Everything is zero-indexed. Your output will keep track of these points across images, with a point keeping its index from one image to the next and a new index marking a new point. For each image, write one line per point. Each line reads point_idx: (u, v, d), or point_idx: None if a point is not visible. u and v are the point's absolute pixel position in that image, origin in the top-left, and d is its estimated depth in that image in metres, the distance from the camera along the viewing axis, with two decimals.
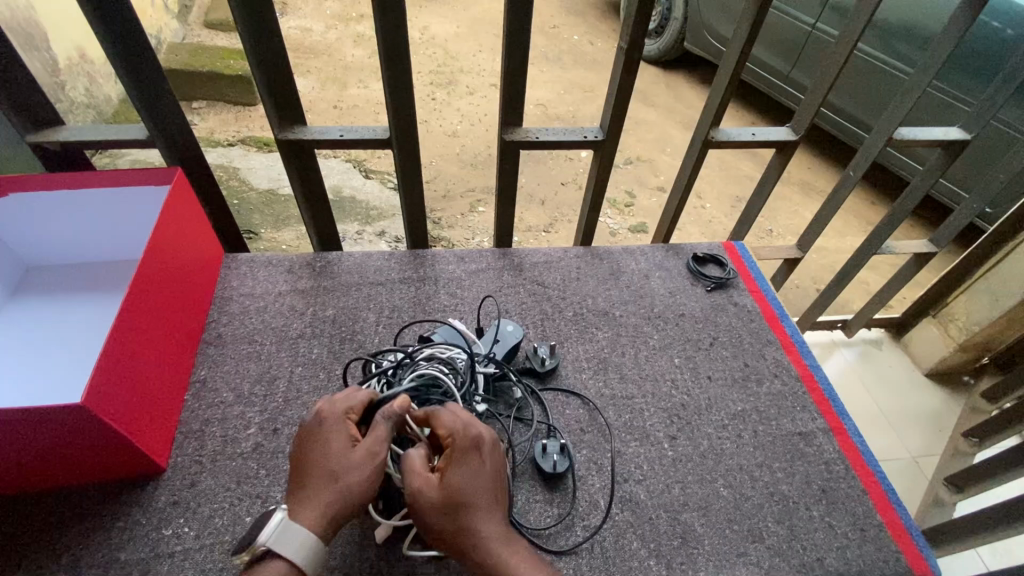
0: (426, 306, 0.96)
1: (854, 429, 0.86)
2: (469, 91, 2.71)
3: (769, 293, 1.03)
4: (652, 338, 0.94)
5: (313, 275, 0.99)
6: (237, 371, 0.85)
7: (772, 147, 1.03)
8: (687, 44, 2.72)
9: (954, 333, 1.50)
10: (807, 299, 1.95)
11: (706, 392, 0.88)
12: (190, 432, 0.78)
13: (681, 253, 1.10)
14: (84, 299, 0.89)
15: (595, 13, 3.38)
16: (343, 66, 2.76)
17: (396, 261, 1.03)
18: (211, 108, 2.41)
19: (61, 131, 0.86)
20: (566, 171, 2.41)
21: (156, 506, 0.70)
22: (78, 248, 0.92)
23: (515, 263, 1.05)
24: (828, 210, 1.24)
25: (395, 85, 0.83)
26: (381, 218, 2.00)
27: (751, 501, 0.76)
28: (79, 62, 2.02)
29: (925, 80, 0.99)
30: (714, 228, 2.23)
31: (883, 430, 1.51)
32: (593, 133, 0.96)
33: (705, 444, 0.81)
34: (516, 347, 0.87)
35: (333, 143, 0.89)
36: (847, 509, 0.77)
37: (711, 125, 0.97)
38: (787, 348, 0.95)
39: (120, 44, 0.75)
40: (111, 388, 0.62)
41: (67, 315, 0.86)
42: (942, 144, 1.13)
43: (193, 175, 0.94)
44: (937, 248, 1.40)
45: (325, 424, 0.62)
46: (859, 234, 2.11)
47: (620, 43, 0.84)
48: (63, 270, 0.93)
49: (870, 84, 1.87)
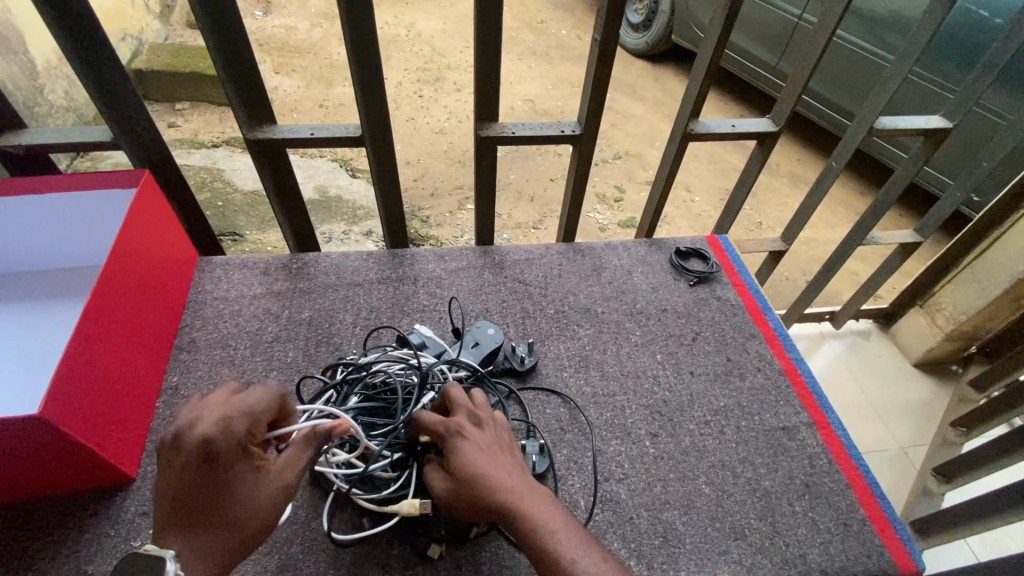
0: (405, 306, 0.95)
1: (838, 422, 0.85)
2: (456, 88, 2.69)
3: (752, 286, 1.02)
4: (634, 334, 0.93)
5: (289, 277, 0.97)
6: (209, 377, 0.83)
7: (753, 139, 1.01)
8: (674, 37, 2.70)
9: (941, 322, 1.50)
10: (797, 291, 1.94)
11: (689, 388, 0.87)
12: (161, 440, 0.76)
13: (663, 248, 1.08)
14: (52, 307, 0.87)
15: (582, 7, 3.36)
16: (329, 64, 2.73)
17: (374, 261, 1.02)
18: (195, 108, 2.37)
19: (23, 134, 0.83)
20: (555, 167, 2.40)
21: (125, 517, 0.68)
22: (43, 253, 0.90)
23: (496, 261, 1.04)
24: (812, 202, 1.23)
25: (364, 81, 0.81)
26: (368, 218, 1.99)
27: (733, 498, 0.75)
28: (58, 64, 1.99)
29: (904, 68, 0.97)
30: (703, 221, 2.22)
31: (872, 421, 1.51)
32: (571, 127, 0.94)
33: (687, 441, 0.80)
34: (494, 351, 0.85)
35: (304, 142, 0.87)
36: (830, 503, 0.76)
37: (690, 116, 0.95)
38: (771, 341, 0.95)
39: (78, 44, 0.72)
40: (71, 399, 0.60)
41: (34, 325, 0.84)
42: (925, 133, 1.11)
43: (162, 177, 0.92)
44: (922, 238, 1.39)
45: (244, 432, 0.54)
46: (848, 225, 2.10)
47: (595, 35, 0.82)
48: (32, 276, 0.91)
49: (856, 75, 1.86)
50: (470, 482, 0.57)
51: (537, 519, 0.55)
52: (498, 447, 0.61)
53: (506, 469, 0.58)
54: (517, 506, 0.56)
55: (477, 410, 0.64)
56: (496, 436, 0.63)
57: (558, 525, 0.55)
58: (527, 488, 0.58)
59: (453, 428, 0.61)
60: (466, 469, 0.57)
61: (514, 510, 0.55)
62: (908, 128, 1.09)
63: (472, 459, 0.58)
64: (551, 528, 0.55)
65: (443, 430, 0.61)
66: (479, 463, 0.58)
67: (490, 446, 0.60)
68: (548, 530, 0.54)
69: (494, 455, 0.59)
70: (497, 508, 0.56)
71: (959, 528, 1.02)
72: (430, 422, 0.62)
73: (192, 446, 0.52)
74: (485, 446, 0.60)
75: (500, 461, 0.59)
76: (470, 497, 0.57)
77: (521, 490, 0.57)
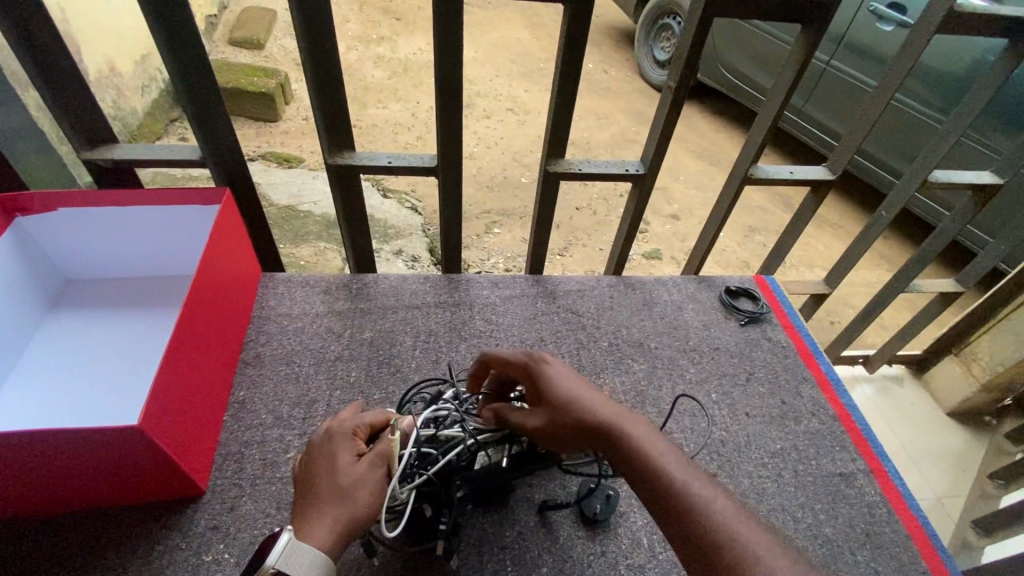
0: (462, 331, 0.97)
1: (895, 471, 0.85)
2: (485, 115, 2.76)
3: (802, 328, 1.04)
4: (689, 372, 0.94)
5: (350, 297, 1.00)
6: (275, 393, 0.84)
7: (807, 185, 1.03)
8: (700, 76, 2.77)
9: (977, 373, 1.50)
10: (825, 332, 1.94)
11: (745, 429, 0.87)
12: (229, 454, 0.77)
13: (713, 286, 1.10)
14: (125, 315, 0.90)
15: (610, 43, 3.46)
16: (363, 86, 2.81)
17: (431, 285, 1.04)
18: (233, 122, 2.44)
19: (115, 149, 0.87)
20: (582, 197, 2.44)
21: (195, 531, 0.69)
22: (116, 262, 0.93)
23: (548, 290, 1.06)
24: (857, 247, 1.24)
25: (445, 114, 0.84)
26: (398, 237, 2.03)
27: (795, 543, 0.75)
28: (109, 75, 2.06)
29: (961, 125, 1.00)
30: (728, 257, 2.24)
31: (906, 469, 1.49)
32: (634, 167, 0.97)
33: (746, 483, 0.81)
34: None
35: (380, 169, 0.90)
36: (891, 554, 0.76)
37: (751, 162, 0.97)
38: (823, 385, 0.95)
39: (183, 66, 0.76)
40: (162, 410, 0.62)
41: (107, 332, 0.87)
42: (975, 187, 1.12)
43: (238, 194, 0.95)
44: (962, 288, 1.40)
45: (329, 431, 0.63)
46: (874, 268, 2.12)
47: (668, 82, 0.85)
48: (103, 284, 0.95)
49: (894, 125, 1.90)
50: (561, 396, 0.59)
51: (631, 432, 0.55)
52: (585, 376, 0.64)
53: (596, 391, 0.60)
54: (606, 421, 0.56)
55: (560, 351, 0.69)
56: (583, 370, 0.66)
57: (658, 441, 0.54)
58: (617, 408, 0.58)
59: (537, 359, 0.65)
60: (555, 385, 0.60)
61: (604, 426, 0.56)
62: (958, 182, 1.11)
63: (562, 378, 0.61)
64: (643, 438, 0.54)
65: (528, 356, 0.66)
66: (567, 381, 0.61)
67: (575, 372, 0.63)
68: (642, 440, 0.54)
69: (583, 378, 0.62)
70: (586, 425, 0.57)
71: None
72: (515, 355, 0.67)
73: (313, 443, 0.62)
74: (572, 371, 0.63)
75: (588, 384, 0.61)
76: (561, 414, 0.58)
77: (613, 408, 0.58)
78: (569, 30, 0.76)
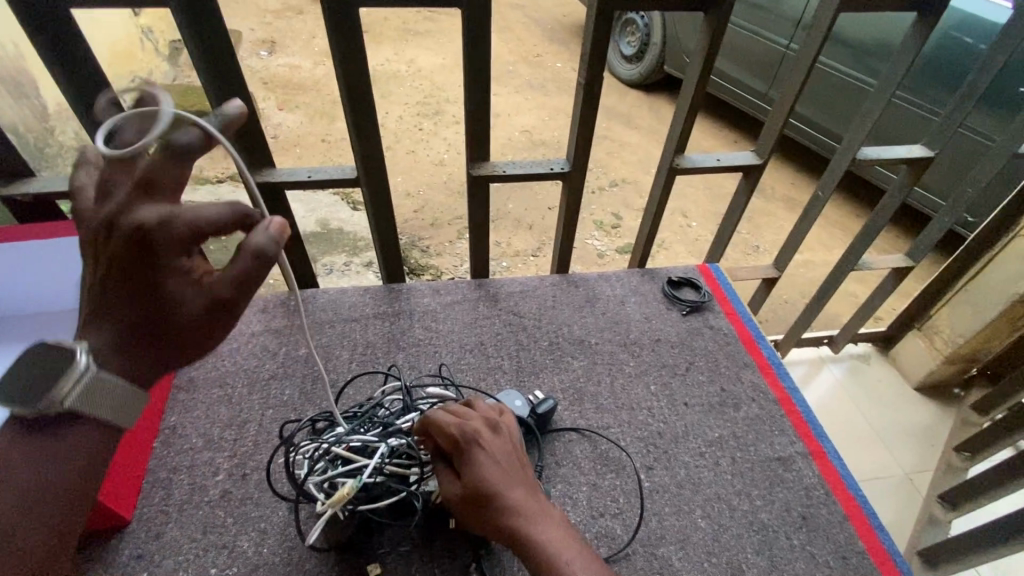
0: (400, 340, 0.96)
1: (834, 452, 0.85)
2: (455, 120, 2.76)
3: (744, 314, 1.03)
4: (628, 365, 0.94)
5: (287, 314, 0.99)
6: (207, 416, 0.84)
7: (738, 170, 1.03)
8: (665, 67, 2.79)
9: (940, 345, 1.50)
10: (795, 315, 1.94)
11: (683, 419, 0.87)
12: (158, 481, 0.77)
13: (656, 277, 1.10)
14: None
15: (577, 41, 3.47)
16: (331, 100, 2.81)
17: (371, 296, 1.03)
18: (200, 145, 2.43)
19: (31, 182, 0.86)
20: (552, 196, 2.44)
21: (118, 561, 0.69)
22: (43, 296, 0.92)
23: (491, 293, 1.06)
24: (803, 228, 1.25)
25: (360, 125, 0.84)
26: (368, 248, 2.02)
27: (730, 532, 0.75)
28: (69, 107, 2.05)
29: (884, 98, 1.00)
30: (700, 246, 2.24)
31: (874, 447, 1.49)
32: (560, 164, 0.97)
33: (682, 474, 0.80)
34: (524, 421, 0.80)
35: (302, 184, 0.90)
36: (828, 536, 0.75)
37: (676, 151, 0.97)
38: (764, 370, 0.95)
39: (86, 97, 0.76)
40: None
41: None
42: (909, 161, 1.13)
43: None
44: (914, 262, 1.40)
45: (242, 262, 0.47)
46: (842, 246, 2.13)
47: (581, 78, 0.85)
48: None
49: (847, 102, 1.92)
50: (483, 492, 0.59)
51: (547, 542, 0.57)
52: (511, 457, 0.63)
53: (518, 485, 0.61)
54: (528, 526, 0.58)
55: (493, 417, 0.66)
56: (512, 447, 0.65)
57: (569, 552, 0.57)
58: (541, 512, 0.60)
59: (472, 435, 0.62)
60: (480, 478, 0.59)
61: (525, 529, 0.58)
62: (892, 157, 1.11)
63: (489, 470, 0.60)
64: (558, 550, 0.57)
65: (460, 434, 0.62)
66: (494, 476, 0.60)
67: (509, 451, 0.64)
68: (555, 548, 0.57)
69: (511, 471, 0.61)
70: (505, 520, 0.58)
71: (982, 550, 1.01)
72: (448, 427, 0.63)
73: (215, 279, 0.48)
74: (502, 459, 0.62)
75: (513, 480, 0.61)
76: (481, 510, 0.59)
77: (531, 513, 0.59)
78: (471, 34, 0.76)
